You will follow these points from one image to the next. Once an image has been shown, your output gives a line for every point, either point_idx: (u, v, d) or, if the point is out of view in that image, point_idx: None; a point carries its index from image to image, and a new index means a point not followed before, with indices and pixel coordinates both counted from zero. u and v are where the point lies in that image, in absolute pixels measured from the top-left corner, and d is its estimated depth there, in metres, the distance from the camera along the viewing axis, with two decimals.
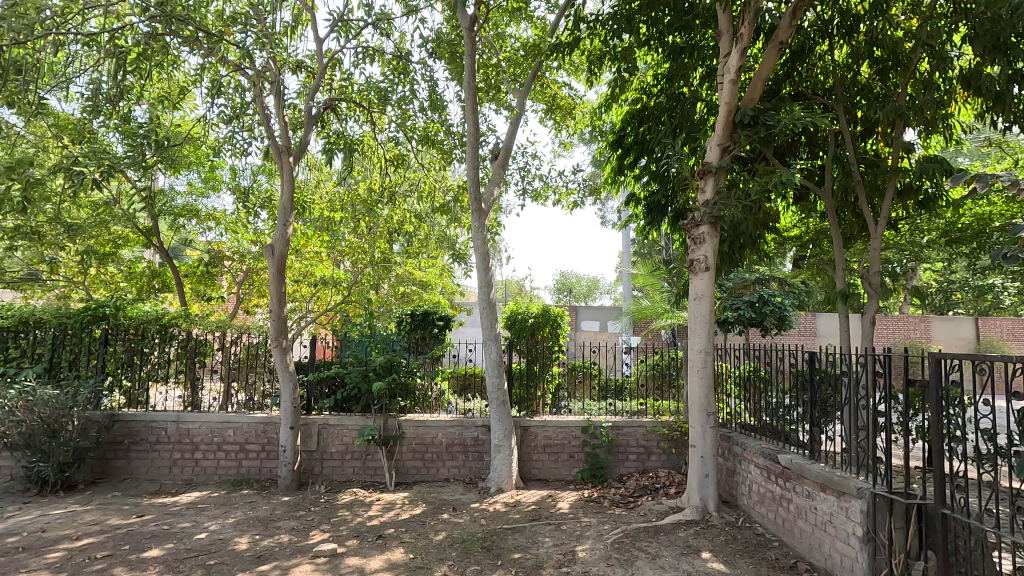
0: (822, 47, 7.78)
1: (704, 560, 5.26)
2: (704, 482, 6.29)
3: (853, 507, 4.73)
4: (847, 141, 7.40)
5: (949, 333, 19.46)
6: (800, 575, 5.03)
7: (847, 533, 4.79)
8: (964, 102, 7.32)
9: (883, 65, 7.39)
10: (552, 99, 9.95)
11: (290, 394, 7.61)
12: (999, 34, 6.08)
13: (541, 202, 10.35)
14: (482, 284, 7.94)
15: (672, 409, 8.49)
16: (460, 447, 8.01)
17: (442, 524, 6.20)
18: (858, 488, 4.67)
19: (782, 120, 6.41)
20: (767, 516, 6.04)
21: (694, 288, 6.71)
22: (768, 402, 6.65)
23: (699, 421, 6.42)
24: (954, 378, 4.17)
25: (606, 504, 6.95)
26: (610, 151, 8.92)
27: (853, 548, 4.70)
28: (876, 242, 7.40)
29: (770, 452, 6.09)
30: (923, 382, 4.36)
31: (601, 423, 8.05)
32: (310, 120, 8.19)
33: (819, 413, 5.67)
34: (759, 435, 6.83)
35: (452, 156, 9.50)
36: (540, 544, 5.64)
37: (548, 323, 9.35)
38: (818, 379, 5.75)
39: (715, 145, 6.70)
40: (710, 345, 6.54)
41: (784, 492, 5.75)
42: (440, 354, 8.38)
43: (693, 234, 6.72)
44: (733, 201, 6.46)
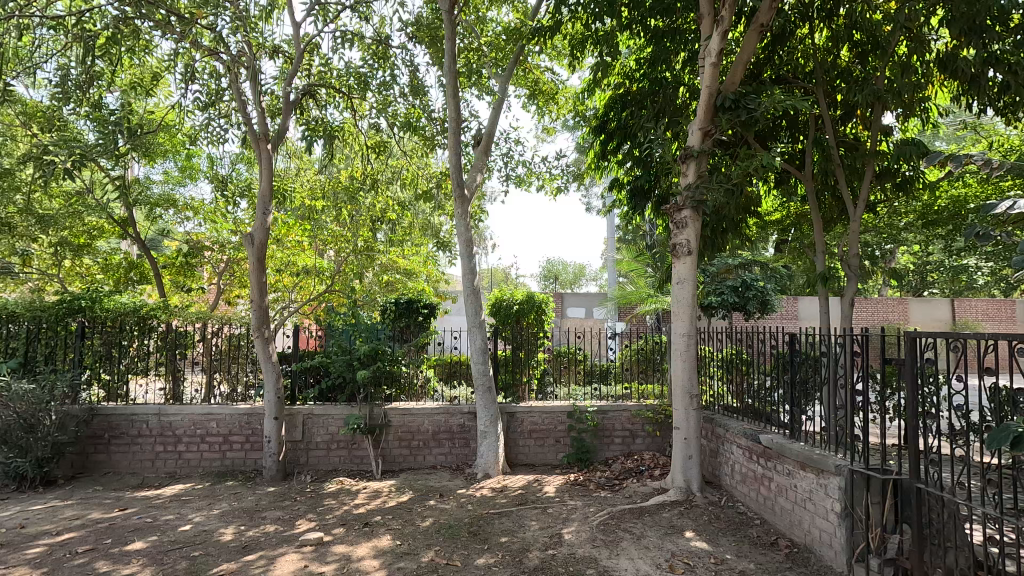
0: (803, 30, 7.81)
1: (687, 539, 5.36)
2: (688, 464, 6.39)
3: (832, 484, 4.84)
4: (827, 125, 7.47)
5: (926, 314, 19.79)
6: (780, 552, 5.16)
7: (826, 509, 4.91)
8: (942, 85, 7.39)
9: (863, 48, 7.46)
10: (534, 84, 9.89)
11: (274, 385, 7.51)
12: (974, 17, 6.10)
13: (525, 187, 10.32)
14: (466, 271, 7.92)
15: (656, 393, 8.60)
16: (447, 434, 8.03)
17: (429, 511, 6.22)
18: (836, 465, 4.77)
19: (763, 103, 6.41)
20: (748, 494, 6.18)
21: (677, 272, 6.75)
22: (750, 384, 6.77)
23: (683, 403, 6.50)
24: (928, 356, 4.22)
25: (591, 487, 7.02)
26: (593, 137, 8.99)
27: (832, 524, 4.83)
28: (856, 225, 7.51)
29: (751, 433, 6.21)
30: (899, 361, 4.39)
31: (586, 407, 8.10)
32: (288, 107, 8.02)
33: (799, 394, 5.74)
34: (741, 417, 6.97)
35: (434, 143, 9.30)
36: (526, 528, 5.69)
37: (533, 310, 9.31)
38: (799, 360, 5.82)
39: (697, 130, 6.69)
40: (693, 328, 6.60)
41: (765, 472, 5.86)
42: (424, 341, 8.40)
43: (676, 218, 6.74)
44: (714, 186, 6.47)
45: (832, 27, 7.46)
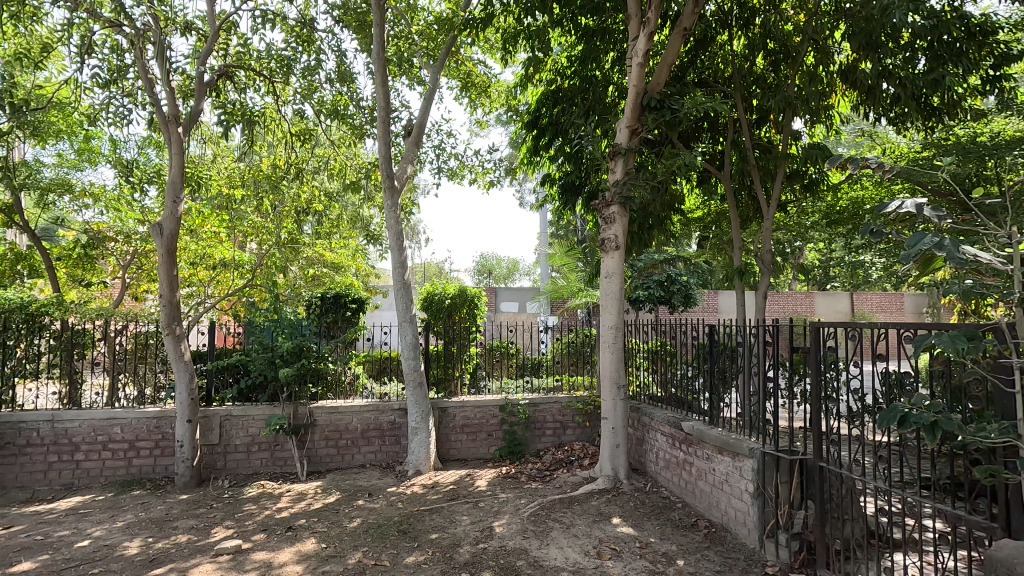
0: (723, 36, 8.21)
1: (614, 526, 5.52)
2: (615, 452, 6.59)
3: (746, 466, 5.14)
4: (744, 128, 7.90)
5: (829, 307, 21.48)
6: (699, 533, 5.42)
7: (740, 490, 5.21)
8: (844, 94, 7.99)
9: (775, 57, 7.94)
10: (467, 77, 9.80)
11: (187, 386, 7.02)
12: (871, 33, 6.63)
13: (457, 180, 10.22)
14: (396, 264, 7.75)
15: (586, 384, 8.80)
16: (376, 432, 7.84)
17: (357, 511, 6.04)
18: (750, 448, 5.07)
19: (686, 105, 6.68)
20: (671, 479, 6.45)
21: (605, 266, 6.92)
22: (674, 374, 7.06)
23: (610, 394, 6.69)
24: (830, 344, 4.56)
25: (523, 479, 7.09)
26: (526, 132, 9.04)
27: (746, 503, 5.13)
28: (769, 223, 8.00)
29: (674, 420, 6.49)
30: (805, 349, 4.71)
31: (518, 401, 8.16)
32: (202, 89, 7.49)
33: (717, 382, 6.05)
34: (665, 406, 7.26)
35: (363, 133, 9.02)
36: (457, 523, 5.66)
37: (465, 303, 9.26)
38: (718, 350, 6.13)
39: (624, 128, 6.91)
40: (620, 320, 6.80)
41: (687, 457, 6.14)
42: (353, 337, 8.15)
43: (604, 214, 6.90)
44: (640, 183, 6.69)
45: (749, 35, 7.89)
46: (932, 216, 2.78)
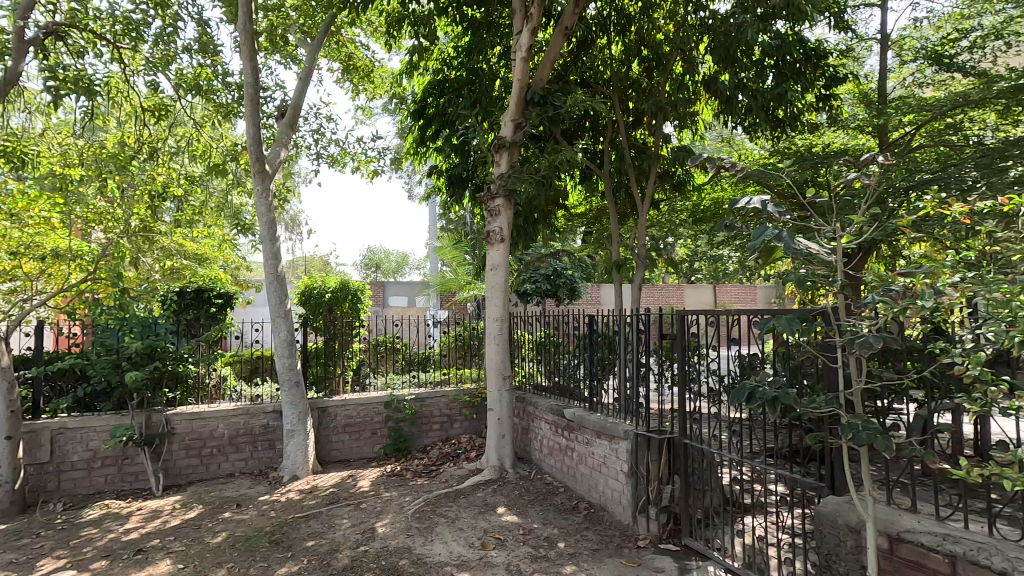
0: (603, 40, 8.59)
1: (498, 515, 5.58)
2: (501, 442, 6.67)
3: (620, 447, 5.44)
4: (621, 128, 8.34)
5: (695, 299, 23.51)
6: (579, 514, 5.65)
7: (616, 470, 5.51)
8: (707, 102, 8.72)
9: (649, 64, 8.45)
10: (348, 59, 9.33)
11: (5, 397, 5.97)
12: (728, 47, 7.29)
13: (338, 168, 9.72)
14: (269, 256, 7.19)
15: (474, 377, 8.82)
16: (247, 437, 7.23)
17: (222, 524, 5.52)
18: (624, 430, 5.37)
19: (567, 102, 6.89)
20: (554, 465, 6.66)
21: (490, 259, 6.96)
22: (557, 363, 7.29)
23: (496, 385, 6.76)
24: (693, 331, 4.94)
25: (408, 476, 6.92)
26: (412, 121, 8.82)
27: (620, 483, 5.43)
28: (643, 219, 8.51)
29: (557, 408, 6.70)
30: (672, 336, 5.07)
31: (404, 396, 7.96)
32: (23, 48, 6.37)
33: (596, 370, 6.34)
34: (549, 394, 7.48)
35: (231, 112, 8.25)
36: (336, 527, 5.38)
37: (348, 297, 8.77)
38: (597, 339, 6.42)
39: (509, 121, 6.94)
40: (505, 312, 6.88)
41: (568, 442, 6.37)
42: (218, 336, 7.44)
43: (489, 206, 6.92)
44: (524, 176, 6.80)
45: (625, 41, 8.32)
46: (776, 212, 3.05)
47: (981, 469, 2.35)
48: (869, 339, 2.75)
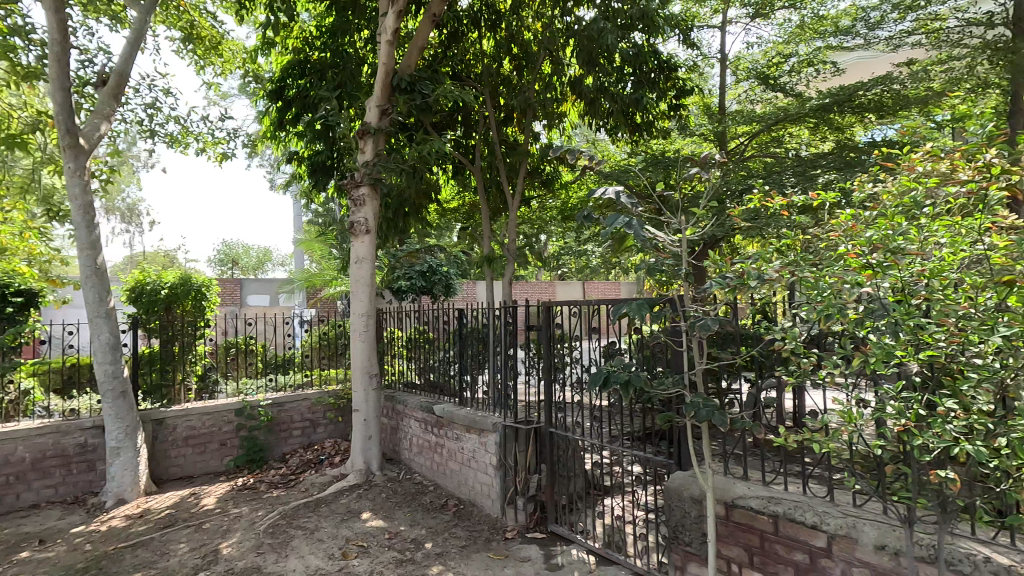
0: (474, 34, 8.56)
1: (363, 521, 5.29)
2: (367, 444, 6.35)
3: (489, 441, 5.43)
4: (492, 124, 8.36)
5: (566, 295, 24.50)
6: (448, 512, 5.55)
7: (485, 464, 5.49)
8: (574, 104, 9.04)
9: (519, 62, 8.57)
10: (190, 28, 8.31)
11: None
12: (591, 51, 7.63)
13: (179, 149, 8.62)
14: (86, 246, 6.13)
15: (339, 378, 8.32)
16: (57, 460, 6.12)
17: (16, 567, 4.58)
18: (493, 423, 5.37)
19: (436, 91, 6.73)
20: (424, 464, 6.49)
21: (355, 251, 6.59)
22: (428, 360, 7.11)
23: (362, 385, 6.42)
24: (558, 322, 5.04)
25: (262, 489, 6.32)
26: (268, 101, 8.08)
27: (489, 476, 5.42)
28: (513, 214, 8.60)
29: (426, 405, 6.53)
30: (539, 328, 5.14)
31: (259, 402, 7.26)
32: None
33: (466, 365, 6.27)
34: (419, 392, 7.28)
35: (34, 74, 6.92)
36: (171, 554, 4.72)
37: (189, 294, 7.60)
38: (467, 334, 6.35)
39: (374, 106, 6.63)
40: (371, 307, 6.56)
41: (438, 439, 6.24)
42: (17, 341, 6.20)
43: (353, 195, 6.54)
44: (391, 164, 6.52)
45: (496, 37, 8.36)
46: (627, 203, 3.18)
47: (796, 435, 2.63)
48: (707, 322, 2.97)
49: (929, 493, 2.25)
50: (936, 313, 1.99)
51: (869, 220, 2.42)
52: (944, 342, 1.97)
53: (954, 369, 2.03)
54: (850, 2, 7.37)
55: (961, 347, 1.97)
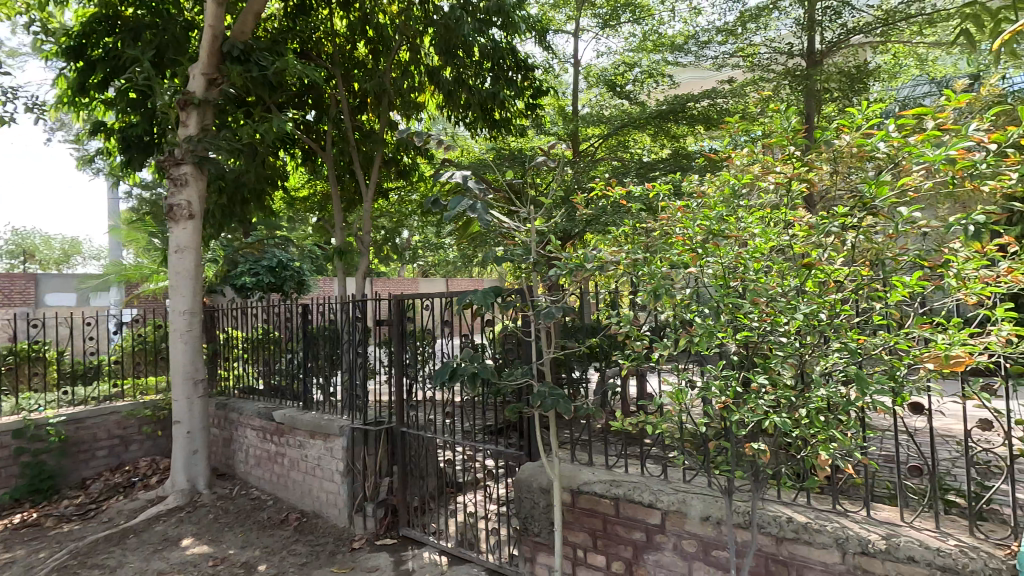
0: (323, 10, 7.95)
1: (182, 550, 4.59)
2: (192, 460, 5.57)
3: (336, 446, 5.06)
4: (344, 108, 7.77)
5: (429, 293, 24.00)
6: (288, 527, 5.06)
7: (331, 471, 5.10)
8: (432, 95, 8.75)
9: (374, 46, 8.10)
10: None
11: None
12: (448, 41, 7.38)
13: None
14: None
15: (160, 386, 7.21)
16: None
17: None
18: (339, 427, 5.00)
19: (276, 64, 6.05)
20: (262, 477, 5.87)
21: (174, 238, 5.73)
22: (267, 362, 6.42)
23: (185, 392, 5.60)
24: (410, 317, 4.78)
25: (49, 525, 5.22)
26: (61, 58, 6.70)
27: (336, 484, 5.04)
28: (368, 204, 8.10)
29: (265, 412, 5.90)
30: (389, 323, 4.83)
31: (49, 420, 5.97)
32: None
33: (311, 365, 5.75)
34: (258, 398, 6.55)
35: None
36: None
37: None
38: (312, 332, 5.81)
39: (199, 74, 5.82)
40: (196, 304, 5.75)
41: (278, 449, 5.68)
42: None
43: (172, 174, 5.68)
44: (221, 142, 5.76)
45: (348, 16, 7.82)
46: (475, 188, 3.12)
47: (633, 419, 2.72)
48: (552, 310, 2.96)
49: (744, 464, 2.44)
50: (750, 294, 2.14)
51: (694, 210, 2.57)
52: (756, 321, 2.12)
53: (763, 347, 2.18)
54: (684, 23, 8.06)
55: (769, 325, 2.13)
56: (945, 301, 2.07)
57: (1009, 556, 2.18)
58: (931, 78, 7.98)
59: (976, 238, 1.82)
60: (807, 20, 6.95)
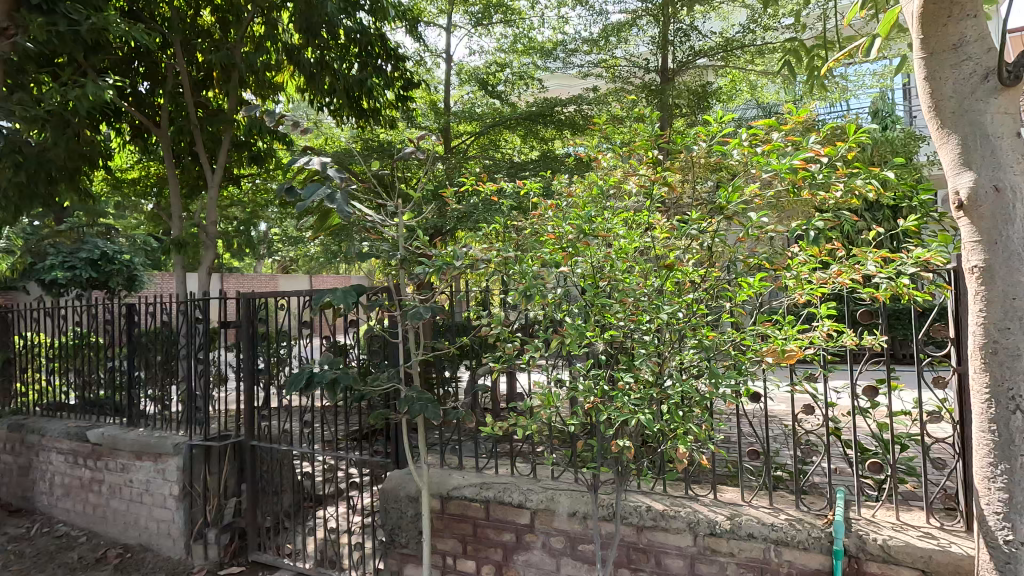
0: None
1: None
2: None
3: (169, 467, 4.49)
4: (183, 81, 6.74)
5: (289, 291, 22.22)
6: (108, 565, 4.45)
7: (163, 496, 4.53)
8: (292, 77, 7.94)
9: (224, 15, 7.14)
10: None
11: None
12: (309, 17, 6.67)
13: None
14: None
15: None
16: None
17: None
18: (174, 445, 4.43)
19: (90, 18, 5.00)
20: (73, 510, 5.06)
21: None
22: (79, 372, 5.38)
23: None
24: (262, 317, 4.27)
25: None
26: None
27: (169, 510, 4.49)
28: (213, 191, 7.18)
29: (77, 433, 5.06)
30: (236, 325, 4.27)
31: None
32: None
33: (137, 374, 4.93)
34: (66, 415, 5.51)
35: None
36: None
37: None
38: (139, 336, 4.95)
39: None
40: None
41: (94, 475, 4.95)
42: None
43: None
44: None
45: None
46: (336, 176, 2.85)
47: (503, 422, 2.66)
48: (420, 310, 2.78)
49: (610, 459, 2.50)
50: (618, 294, 2.19)
51: (564, 209, 2.58)
52: (623, 320, 2.18)
53: (629, 345, 2.25)
54: (553, 30, 8.30)
55: (633, 324, 2.20)
56: (781, 301, 2.30)
57: (827, 524, 2.48)
58: (758, 102, 9.09)
59: (813, 242, 2.09)
60: (660, 40, 7.53)
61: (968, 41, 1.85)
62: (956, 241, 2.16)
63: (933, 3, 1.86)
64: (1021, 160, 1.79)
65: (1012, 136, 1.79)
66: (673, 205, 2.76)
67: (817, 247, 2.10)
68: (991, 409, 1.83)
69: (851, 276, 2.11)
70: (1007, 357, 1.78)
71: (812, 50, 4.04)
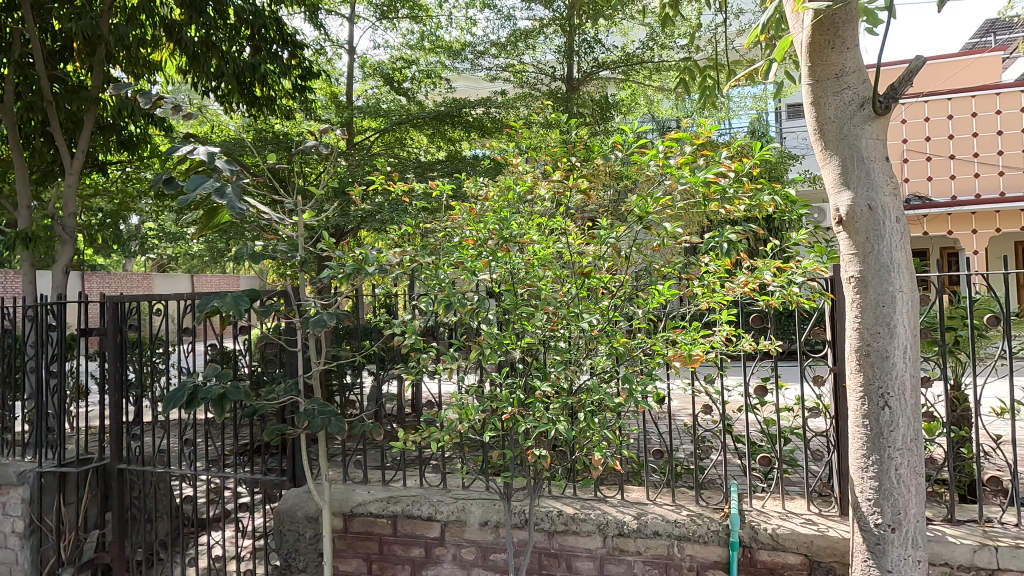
0: None
1: None
2: None
3: (12, 499, 3.85)
4: (34, 50, 5.81)
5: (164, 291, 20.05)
6: None
7: (4, 534, 3.88)
8: (172, 55, 7.12)
9: None
10: None
11: None
12: None
13: None
14: None
15: None
16: None
17: None
18: (18, 473, 3.80)
19: None
20: None
21: None
22: None
23: None
24: (133, 322, 3.71)
25: None
26: None
27: (12, 550, 3.85)
28: (72, 178, 6.26)
29: None
30: (100, 331, 3.68)
31: None
32: None
33: None
34: None
35: None
36: None
37: None
38: None
39: None
40: None
41: None
42: None
43: None
44: None
45: None
46: (227, 169, 2.54)
47: (415, 434, 2.53)
48: (323, 318, 2.56)
49: (524, 467, 2.47)
50: (539, 302, 2.18)
51: (480, 213, 2.50)
52: (542, 328, 2.17)
53: (545, 352, 2.24)
54: (460, 31, 8.22)
55: (550, 332, 2.20)
56: (686, 308, 2.41)
57: (724, 517, 2.62)
58: (654, 115, 9.60)
59: (724, 254, 2.26)
60: (567, 48, 7.74)
61: (847, 71, 2.03)
62: (831, 252, 2.39)
63: (818, 35, 2.04)
64: (889, 183, 2.00)
65: (882, 160, 2.00)
66: (586, 211, 2.78)
67: (726, 258, 2.26)
68: (864, 406, 2.02)
69: (752, 285, 2.29)
70: (877, 358, 1.98)
71: (706, 69, 4.30)
